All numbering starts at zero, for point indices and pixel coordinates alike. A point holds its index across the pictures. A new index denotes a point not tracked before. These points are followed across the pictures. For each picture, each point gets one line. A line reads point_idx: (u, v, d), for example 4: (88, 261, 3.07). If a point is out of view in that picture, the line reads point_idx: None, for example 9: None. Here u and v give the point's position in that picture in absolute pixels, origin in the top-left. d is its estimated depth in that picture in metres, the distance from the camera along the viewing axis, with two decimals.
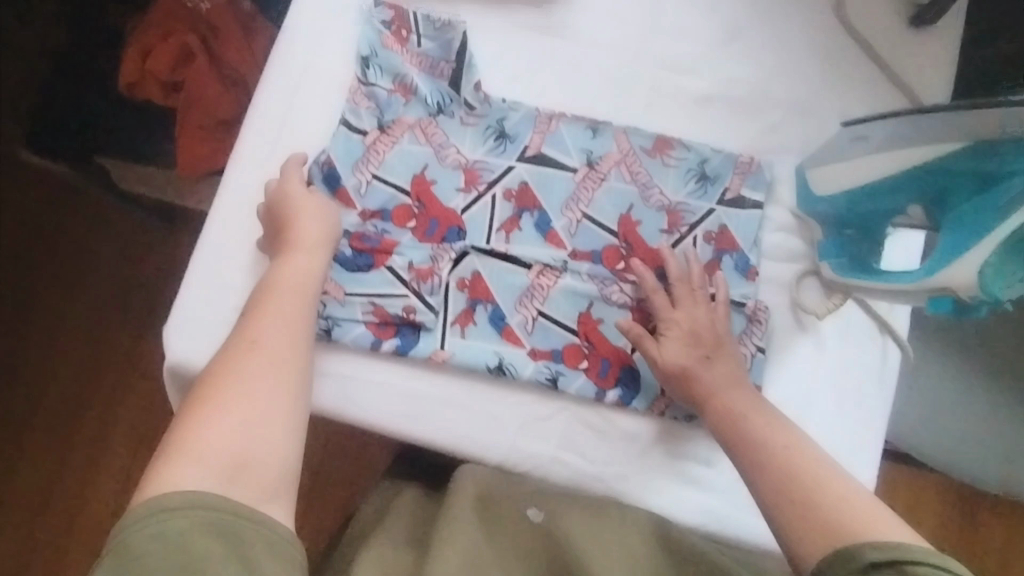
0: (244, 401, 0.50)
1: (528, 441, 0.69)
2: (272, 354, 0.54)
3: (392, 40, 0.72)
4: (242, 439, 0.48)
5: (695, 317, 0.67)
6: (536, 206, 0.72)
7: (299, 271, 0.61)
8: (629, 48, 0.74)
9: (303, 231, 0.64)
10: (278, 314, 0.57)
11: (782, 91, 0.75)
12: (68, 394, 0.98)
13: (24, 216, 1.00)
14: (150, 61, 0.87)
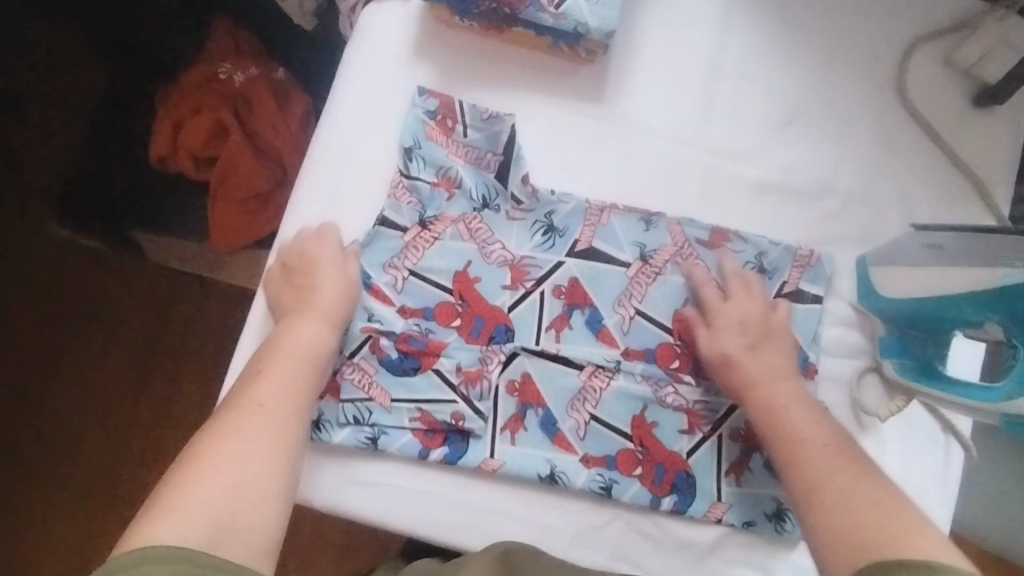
0: (233, 467, 0.51)
1: (581, 549, 0.67)
2: (266, 422, 0.55)
3: (436, 131, 0.71)
4: (223, 503, 0.49)
5: (746, 309, 0.68)
6: (587, 303, 0.69)
7: (308, 334, 0.62)
8: (680, 137, 0.74)
9: (320, 288, 0.64)
10: (281, 378, 0.58)
11: (839, 179, 0.74)
12: (97, 464, 0.97)
13: (52, 283, 0.98)
14: (183, 135, 0.87)
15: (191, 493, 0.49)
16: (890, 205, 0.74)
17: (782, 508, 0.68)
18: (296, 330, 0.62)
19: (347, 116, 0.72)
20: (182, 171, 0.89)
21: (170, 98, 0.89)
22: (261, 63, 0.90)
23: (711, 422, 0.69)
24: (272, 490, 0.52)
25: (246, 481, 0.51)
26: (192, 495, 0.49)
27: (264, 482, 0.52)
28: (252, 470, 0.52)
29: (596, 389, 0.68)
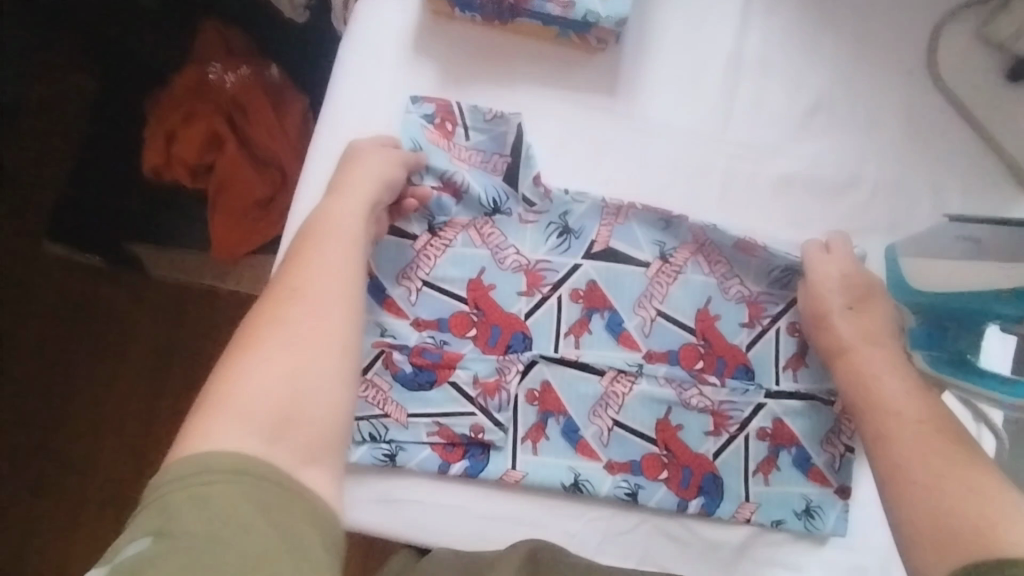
0: (286, 345, 0.44)
1: (609, 555, 0.66)
2: (316, 293, 0.48)
3: (437, 135, 0.67)
4: (280, 386, 0.43)
5: (846, 269, 0.65)
6: (606, 306, 0.68)
7: (349, 215, 0.56)
8: (698, 126, 0.71)
9: (359, 176, 0.60)
10: (327, 256, 0.51)
11: (867, 166, 0.70)
12: (112, 475, 0.95)
13: (59, 297, 0.97)
14: (177, 144, 0.83)
15: (241, 386, 0.42)
16: (923, 190, 0.70)
17: (812, 505, 0.67)
18: (336, 211, 0.56)
19: (349, 123, 0.68)
20: (177, 181, 0.85)
21: (161, 106, 0.85)
22: (253, 62, 0.86)
23: (737, 423, 0.67)
24: (335, 365, 0.45)
25: (303, 360, 0.44)
26: (244, 385, 0.43)
27: (325, 356, 0.45)
28: (307, 345, 0.45)
29: (617, 394, 0.67)
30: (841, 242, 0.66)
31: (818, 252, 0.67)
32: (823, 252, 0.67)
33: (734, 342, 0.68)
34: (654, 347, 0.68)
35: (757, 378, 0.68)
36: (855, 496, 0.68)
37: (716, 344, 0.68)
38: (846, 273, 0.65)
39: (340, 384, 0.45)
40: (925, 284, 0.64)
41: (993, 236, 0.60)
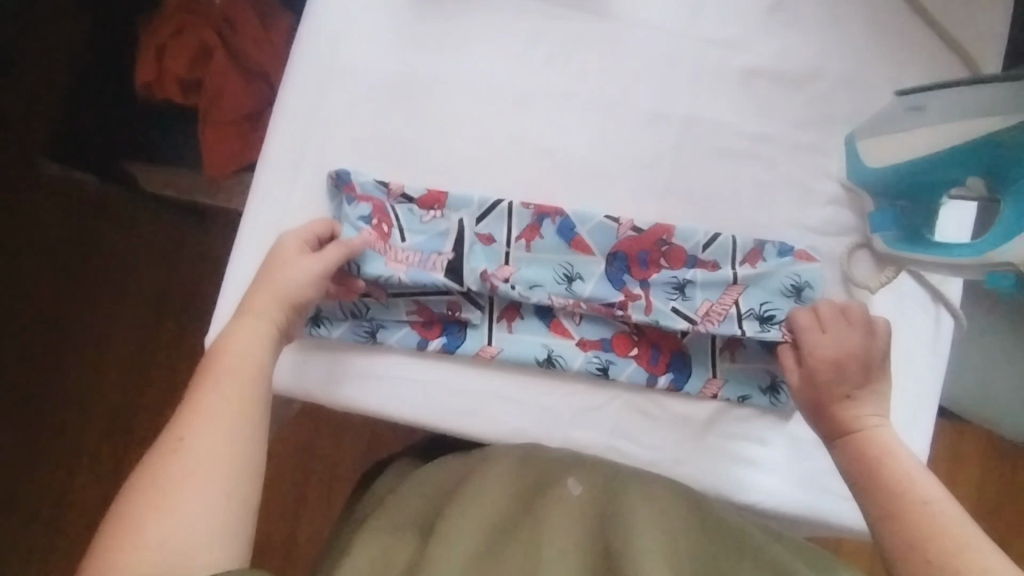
0: (159, 509, 0.47)
1: (581, 430, 0.69)
2: (198, 450, 0.49)
3: (375, 236, 0.67)
4: (169, 550, 0.45)
5: (841, 343, 0.61)
6: (557, 213, 0.70)
7: (246, 342, 0.57)
8: (664, 23, 0.73)
9: (274, 292, 0.60)
10: (215, 392, 0.53)
11: (828, 59, 0.73)
12: (118, 392, 1.04)
13: (64, 228, 1.05)
14: (166, 59, 0.86)
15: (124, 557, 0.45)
16: (882, 83, 0.73)
17: (776, 381, 0.70)
18: (229, 343, 0.57)
19: (330, 20, 0.72)
20: (168, 97, 0.88)
21: (151, 24, 0.88)
22: None
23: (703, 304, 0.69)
24: (209, 518, 0.47)
25: (182, 525, 0.46)
26: (137, 551, 0.45)
27: (205, 521, 0.47)
28: (189, 517, 0.47)
29: (574, 278, 0.69)
30: (858, 313, 0.63)
31: (807, 326, 0.63)
32: (817, 327, 0.63)
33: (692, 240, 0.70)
34: (625, 234, 0.70)
35: (719, 266, 0.70)
36: None
37: (676, 239, 0.70)
38: (836, 353, 0.61)
39: (220, 536, 0.47)
40: (881, 162, 0.67)
41: (937, 103, 0.65)
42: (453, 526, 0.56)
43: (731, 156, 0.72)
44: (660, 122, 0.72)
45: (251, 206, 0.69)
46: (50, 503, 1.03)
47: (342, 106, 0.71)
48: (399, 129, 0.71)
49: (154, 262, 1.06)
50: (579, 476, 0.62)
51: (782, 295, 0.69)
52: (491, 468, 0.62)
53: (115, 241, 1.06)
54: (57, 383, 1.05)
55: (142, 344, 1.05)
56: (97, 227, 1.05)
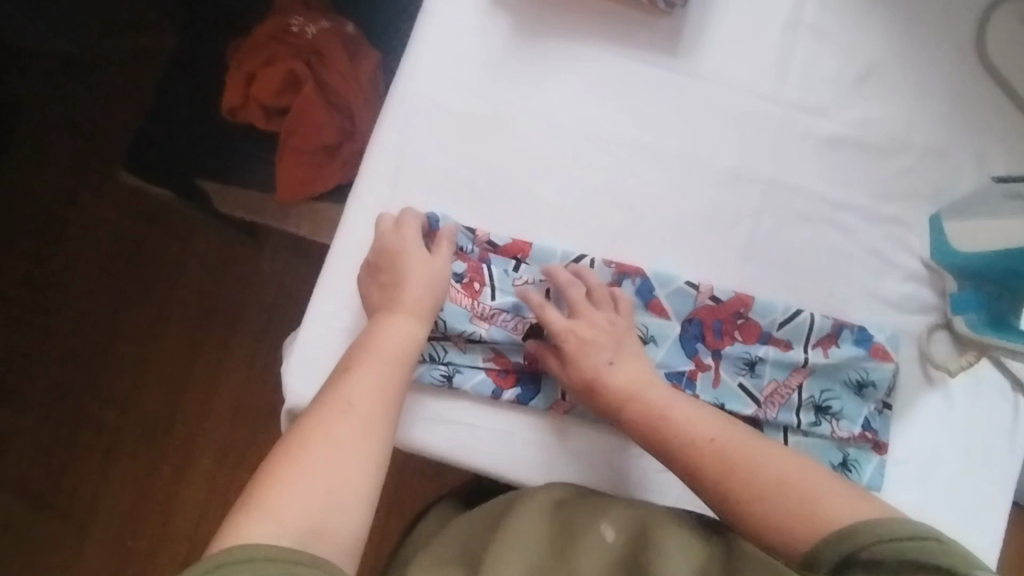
0: (319, 463, 0.53)
1: (647, 492, 0.68)
2: (354, 423, 0.56)
3: (463, 294, 0.67)
4: (314, 502, 0.52)
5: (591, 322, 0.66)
6: (637, 274, 0.70)
7: (399, 335, 0.62)
8: (754, 87, 0.74)
9: (416, 291, 0.64)
10: (376, 376, 0.60)
11: (915, 136, 0.73)
12: (165, 401, 1.05)
13: (132, 236, 1.08)
14: (255, 85, 0.88)
15: (285, 495, 0.51)
16: (967, 163, 0.73)
17: (849, 459, 0.69)
18: (389, 332, 0.62)
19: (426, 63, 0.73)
20: (251, 122, 0.91)
21: (240, 50, 0.91)
22: (330, 17, 0.92)
23: (768, 383, 0.70)
24: (358, 481, 0.54)
25: (327, 484, 0.53)
26: (292, 491, 0.52)
27: (354, 484, 0.54)
28: (339, 477, 0.53)
29: (647, 341, 0.69)
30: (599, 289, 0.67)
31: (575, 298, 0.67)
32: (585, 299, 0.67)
33: (768, 318, 0.70)
34: (703, 302, 0.70)
35: (791, 345, 0.70)
36: (890, 452, 0.70)
37: (753, 313, 0.70)
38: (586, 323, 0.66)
39: (357, 505, 0.54)
40: (973, 245, 0.68)
41: None
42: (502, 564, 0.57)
43: (813, 224, 0.72)
44: (745, 185, 0.73)
45: (341, 245, 0.69)
46: (89, 510, 1.03)
47: (432, 148, 0.71)
48: (486, 174, 0.71)
49: (212, 277, 1.07)
50: (611, 522, 0.60)
51: (844, 385, 0.70)
52: (530, 505, 0.61)
53: (178, 254, 1.07)
54: (109, 388, 1.06)
55: (193, 359, 1.06)
56: (164, 237, 1.08)
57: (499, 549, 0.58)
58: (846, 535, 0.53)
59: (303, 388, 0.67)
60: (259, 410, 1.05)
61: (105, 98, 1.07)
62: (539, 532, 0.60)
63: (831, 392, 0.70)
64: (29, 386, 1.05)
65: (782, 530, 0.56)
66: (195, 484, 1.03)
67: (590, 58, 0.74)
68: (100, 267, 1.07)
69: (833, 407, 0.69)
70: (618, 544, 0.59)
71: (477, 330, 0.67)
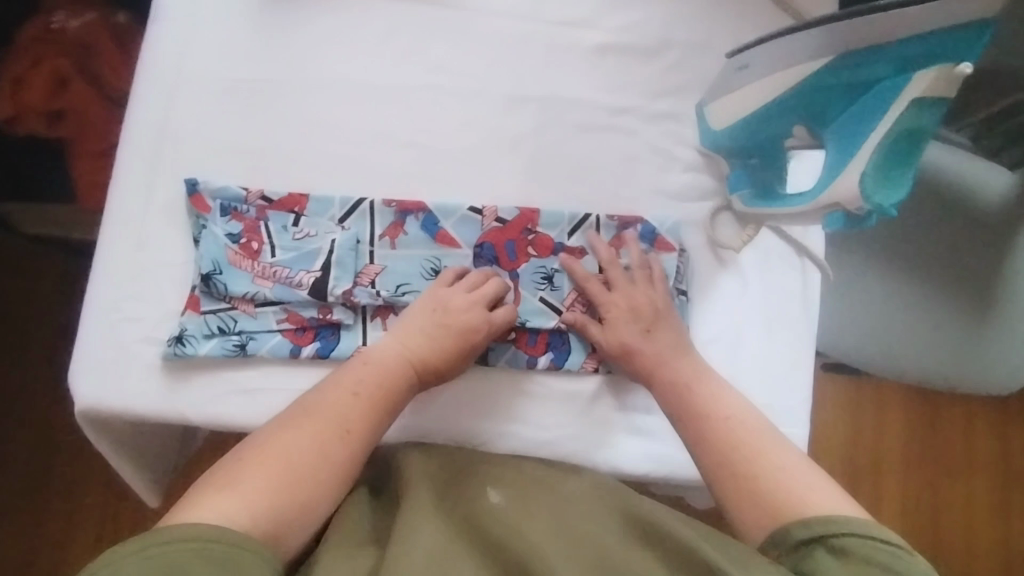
0: (289, 469, 0.53)
1: (467, 418, 0.69)
2: (338, 442, 0.56)
3: (240, 255, 0.66)
4: (275, 494, 0.51)
5: (632, 297, 0.69)
6: (419, 209, 0.69)
7: (393, 357, 0.63)
8: (513, 11, 0.74)
9: (448, 323, 0.65)
10: (367, 403, 0.60)
11: (674, 32, 0.75)
12: (26, 442, 1.03)
13: None
14: (22, 92, 0.83)
15: (245, 480, 0.51)
16: (722, 47, 0.75)
17: None
18: (386, 354, 0.63)
19: (173, 35, 0.70)
20: (32, 131, 0.86)
21: (6, 59, 0.86)
22: (97, 10, 0.88)
23: (570, 294, 0.70)
24: (324, 487, 0.54)
25: (291, 481, 0.52)
26: (254, 474, 0.52)
27: (320, 489, 0.54)
28: (302, 476, 0.53)
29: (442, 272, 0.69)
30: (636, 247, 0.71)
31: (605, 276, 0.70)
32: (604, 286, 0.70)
33: (556, 230, 0.71)
34: (489, 225, 0.70)
35: (586, 252, 0.71)
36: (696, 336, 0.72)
37: (541, 227, 0.71)
38: (630, 305, 0.69)
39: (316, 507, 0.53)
40: (724, 124, 0.68)
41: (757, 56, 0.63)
42: (412, 527, 0.53)
43: (592, 132, 0.74)
44: (518, 107, 0.73)
45: (107, 231, 0.67)
46: None
47: (194, 121, 0.69)
48: (254, 138, 0.70)
49: (48, 307, 1.05)
50: (500, 490, 0.60)
51: None
52: (417, 481, 0.60)
53: (21, 295, 1.05)
54: None
55: (51, 397, 1.04)
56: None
57: (403, 517, 0.55)
58: (824, 523, 0.51)
59: (93, 387, 0.64)
60: None
61: None
62: (433, 502, 0.57)
63: None
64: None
65: (745, 494, 0.57)
66: (73, 516, 1.02)
67: (344, 6, 0.73)
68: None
69: None
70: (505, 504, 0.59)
71: (260, 291, 0.66)
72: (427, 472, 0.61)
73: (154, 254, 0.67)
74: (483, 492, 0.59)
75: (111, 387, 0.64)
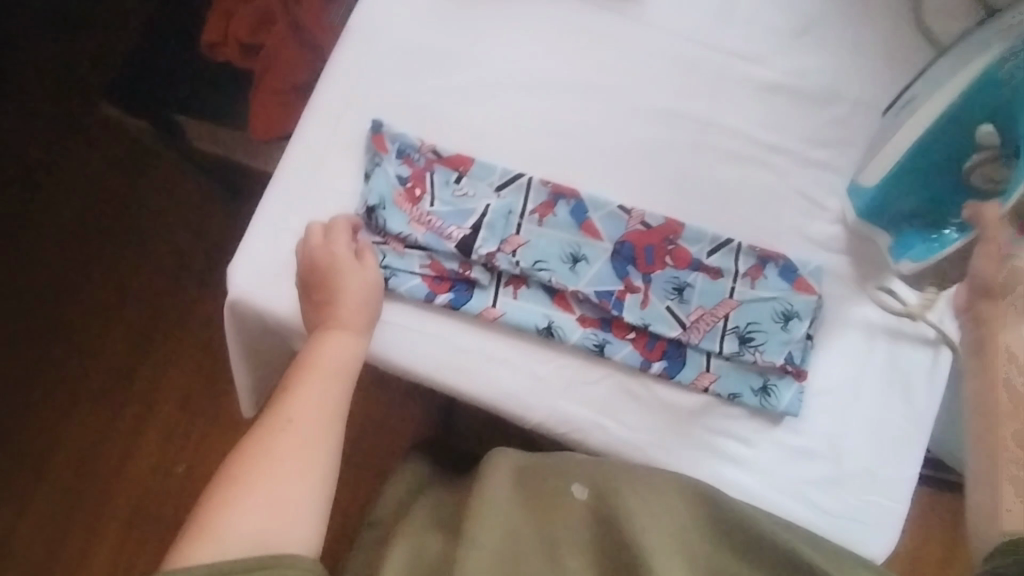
0: (269, 488, 0.58)
1: (570, 403, 0.70)
2: (311, 428, 0.61)
3: (403, 198, 0.71)
4: (261, 518, 0.56)
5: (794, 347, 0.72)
6: (573, 195, 0.72)
7: (338, 347, 0.66)
8: (701, 33, 0.76)
9: (352, 303, 0.66)
10: (324, 382, 0.64)
11: (847, 88, 0.76)
12: (153, 339, 1.21)
13: (130, 192, 1.23)
14: (233, 23, 0.93)
15: (231, 511, 0.56)
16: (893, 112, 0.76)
17: (769, 384, 0.71)
18: (328, 343, 0.65)
19: None
20: (228, 59, 0.96)
21: None
22: None
23: (697, 311, 0.71)
24: (306, 487, 0.59)
25: (274, 495, 0.58)
26: (236, 505, 0.57)
27: (304, 492, 0.59)
28: (282, 488, 0.58)
29: (580, 259, 0.71)
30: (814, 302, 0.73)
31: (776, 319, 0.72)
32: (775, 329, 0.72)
33: (696, 245, 0.73)
34: (634, 227, 0.72)
35: (721, 274, 0.72)
36: (811, 382, 0.72)
37: (683, 240, 0.72)
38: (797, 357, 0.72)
39: (306, 509, 0.58)
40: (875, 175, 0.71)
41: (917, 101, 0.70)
42: (483, 530, 0.63)
43: (747, 163, 0.75)
44: (686, 124, 0.75)
45: (291, 150, 0.73)
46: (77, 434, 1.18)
47: (386, 69, 0.74)
48: (437, 97, 0.74)
49: (192, 232, 1.23)
50: (584, 482, 0.67)
51: (772, 319, 0.72)
52: (498, 482, 0.66)
53: (191, 227, 1.23)
54: (99, 329, 1.20)
55: (180, 309, 1.22)
56: (161, 195, 1.23)
57: (475, 517, 0.64)
58: None
59: (249, 285, 0.70)
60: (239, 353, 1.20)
61: (103, 64, 1.24)
62: (508, 504, 0.65)
63: (755, 325, 0.71)
64: (33, 327, 1.20)
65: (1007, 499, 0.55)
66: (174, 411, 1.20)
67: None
68: (112, 223, 1.22)
69: (756, 339, 0.71)
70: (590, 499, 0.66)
71: (413, 235, 0.70)
72: (514, 470, 0.68)
73: (325, 179, 0.72)
74: (567, 488, 0.67)
75: (264, 286, 0.70)
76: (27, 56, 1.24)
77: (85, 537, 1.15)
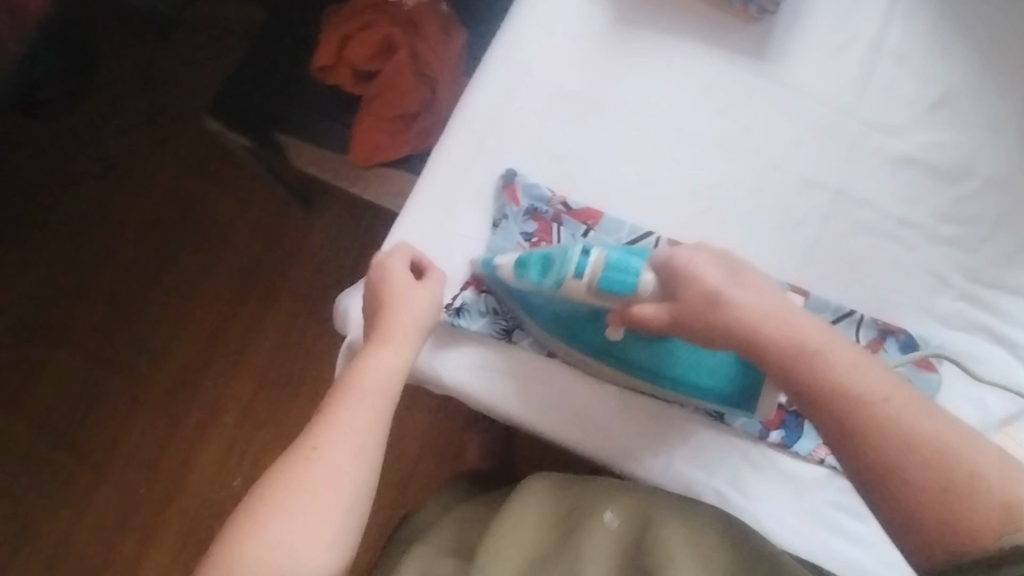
0: (285, 518, 0.57)
1: (687, 466, 0.71)
2: (337, 457, 0.59)
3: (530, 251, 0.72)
4: (278, 549, 0.56)
5: None
6: None
7: (377, 368, 0.64)
8: (836, 100, 0.76)
9: (399, 321, 0.65)
10: (354, 407, 0.62)
11: (981, 165, 0.75)
12: (218, 347, 1.19)
13: (210, 198, 1.23)
14: (350, 48, 0.95)
15: (252, 541, 0.56)
16: None
17: None
18: (368, 364, 0.64)
19: (522, 37, 0.75)
20: (339, 83, 0.96)
21: (339, 14, 0.97)
22: None
23: None
24: (324, 519, 0.57)
25: (293, 525, 0.57)
26: (258, 536, 0.56)
27: (322, 525, 0.57)
28: (300, 519, 0.57)
29: None
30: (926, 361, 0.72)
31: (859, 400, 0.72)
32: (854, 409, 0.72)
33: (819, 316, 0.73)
34: None
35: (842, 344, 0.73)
36: None
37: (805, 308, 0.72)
38: None
39: (326, 542, 0.57)
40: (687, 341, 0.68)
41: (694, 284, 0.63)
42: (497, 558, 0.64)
43: (871, 235, 0.74)
44: (813, 190, 0.74)
45: (419, 192, 0.73)
46: (138, 435, 1.18)
47: (521, 118, 0.74)
48: (571, 151, 0.74)
49: (267, 240, 1.22)
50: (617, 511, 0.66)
51: None
52: (528, 504, 0.68)
53: (267, 238, 1.22)
54: (167, 333, 1.20)
55: (249, 320, 1.20)
56: (240, 201, 1.23)
57: (495, 535, 0.65)
58: None
59: None
60: (305, 367, 1.18)
61: (197, 70, 1.24)
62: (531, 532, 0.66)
63: None
64: (108, 328, 1.21)
65: None
66: (230, 424, 1.18)
67: (681, 53, 0.76)
68: (189, 229, 1.22)
69: None
70: (622, 531, 0.66)
71: None
72: (548, 490, 0.69)
73: (454, 226, 0.72)
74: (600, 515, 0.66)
75: None
76: (120, 57, 1.24)
77: (136, 537, 1.15)
